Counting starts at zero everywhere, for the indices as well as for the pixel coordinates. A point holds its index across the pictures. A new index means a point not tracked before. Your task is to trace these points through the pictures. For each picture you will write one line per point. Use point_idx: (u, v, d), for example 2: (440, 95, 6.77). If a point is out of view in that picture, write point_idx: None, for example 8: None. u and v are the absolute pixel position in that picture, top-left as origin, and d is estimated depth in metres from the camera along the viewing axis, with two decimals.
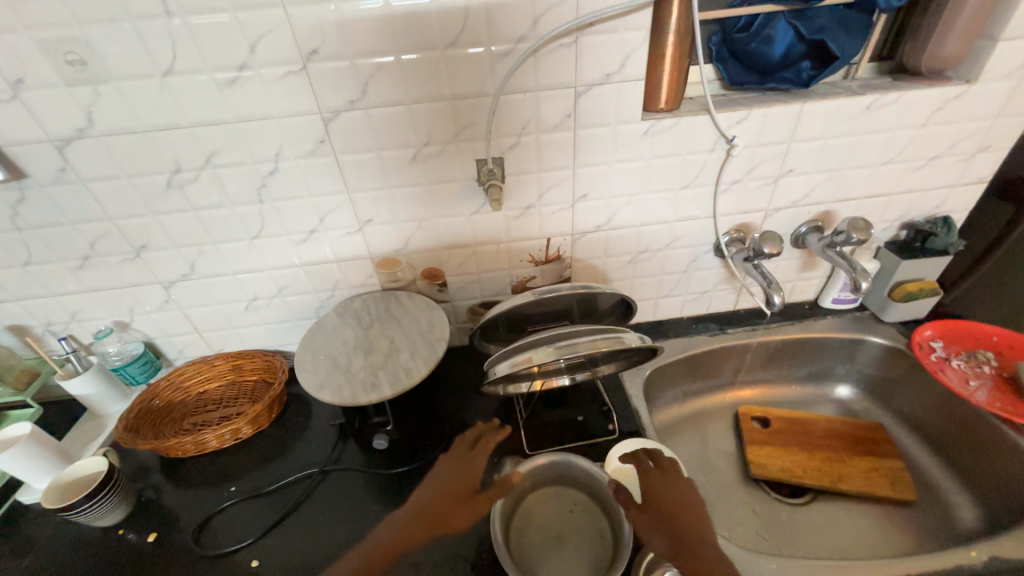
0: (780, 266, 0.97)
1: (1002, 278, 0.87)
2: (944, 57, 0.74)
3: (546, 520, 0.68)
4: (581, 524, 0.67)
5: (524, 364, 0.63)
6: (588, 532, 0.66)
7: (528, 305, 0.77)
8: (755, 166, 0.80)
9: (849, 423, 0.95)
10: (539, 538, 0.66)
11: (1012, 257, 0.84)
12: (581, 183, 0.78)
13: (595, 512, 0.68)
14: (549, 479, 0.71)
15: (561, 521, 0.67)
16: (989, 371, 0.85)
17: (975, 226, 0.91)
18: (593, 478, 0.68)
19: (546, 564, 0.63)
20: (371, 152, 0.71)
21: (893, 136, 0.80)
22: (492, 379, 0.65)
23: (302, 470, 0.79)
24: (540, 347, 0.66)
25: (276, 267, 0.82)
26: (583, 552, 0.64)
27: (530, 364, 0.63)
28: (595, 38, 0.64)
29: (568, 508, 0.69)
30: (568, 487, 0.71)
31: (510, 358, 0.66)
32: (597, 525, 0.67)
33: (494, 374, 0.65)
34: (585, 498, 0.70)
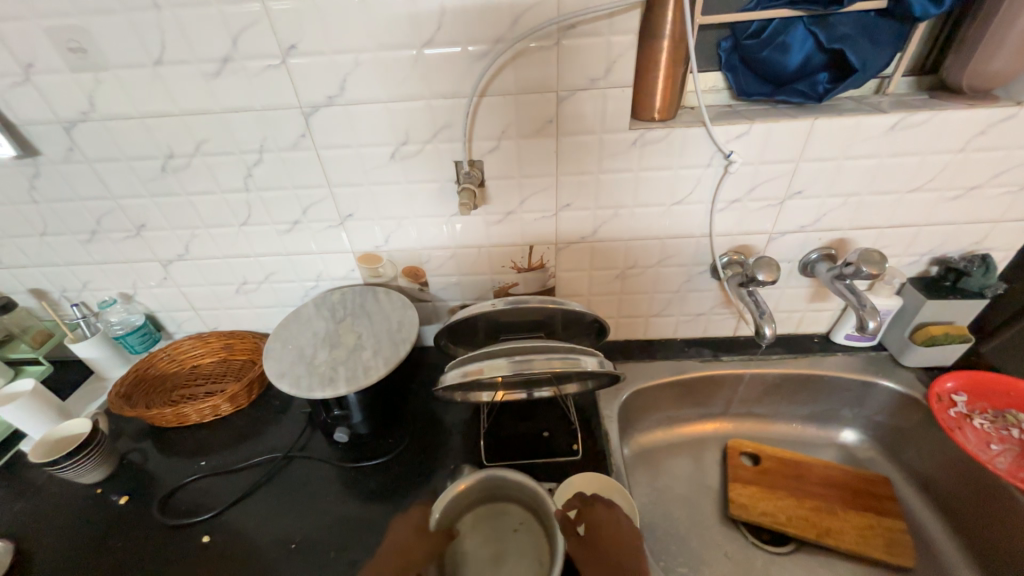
0: (787, 294, 0.89)
1: None
2: (992, 74, 0.65)
3: (487, 538, 0.64)
4: (523, 545, 0.63)
5: (475, 374, 0.61)
6: (529, 553, 0.63)
7: (497, 313, 0.75)
8: (758, 184, 0.74)
9: (849, 471, 0.87)
10: (477, 558, 0.63)
11: None
12: (564, 192, 0.75)
13: (538, 532, 0.64)
14: (495, 492, 0.67)
15: (503, 540, 0.64)
16: (1017, 435, 0.75)
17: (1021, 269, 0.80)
18: (539, 496, 0.63)
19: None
20: (350, 148, 0.71)
21: (923, 161, 0.71)
22: (441, 386, 0.63)
23: (270, 453, 0.82)
24: (495, 358, 0.64)
25: (263, 254, 0.85)
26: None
27: (480, 376, 0.61)
28: (578, 40, 0.61)
29: (512, 525, 0.65)
30: (515, 501, 0.67)
31: (463, 366, 0.64)
32: (540, 547, 0.63)
33: (444, 381, 0.63)
34: (527, 514, 0.66)
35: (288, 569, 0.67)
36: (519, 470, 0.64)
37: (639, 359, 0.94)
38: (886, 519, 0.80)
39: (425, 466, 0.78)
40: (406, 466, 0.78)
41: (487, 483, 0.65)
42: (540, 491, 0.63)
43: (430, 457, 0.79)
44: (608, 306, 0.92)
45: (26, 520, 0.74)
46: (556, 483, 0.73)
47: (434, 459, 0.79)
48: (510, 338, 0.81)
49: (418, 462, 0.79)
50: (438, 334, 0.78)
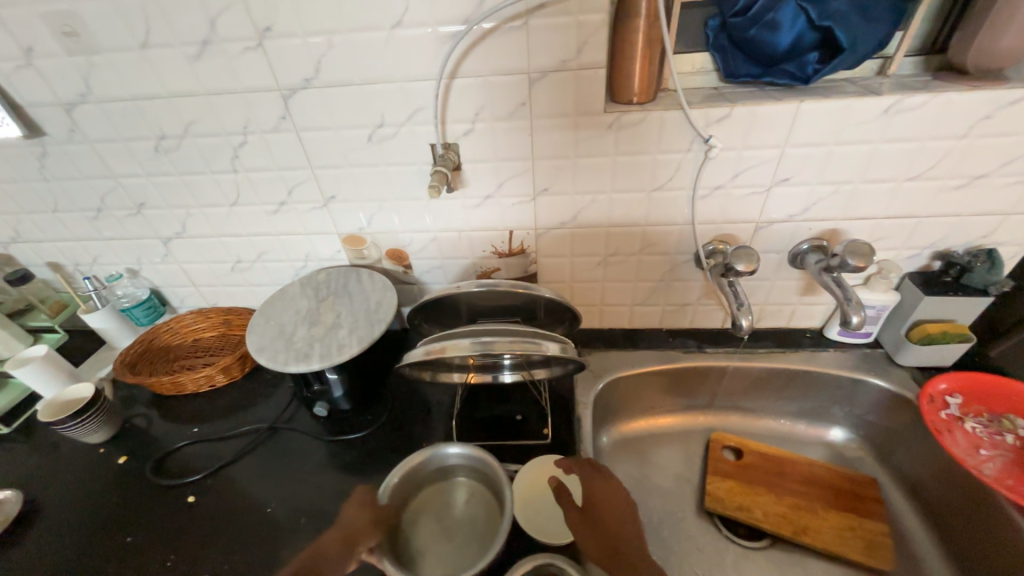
0: (777, 287, 0.86)
1: None
2: (1000, 54, 0.59)
3: (439, 513, 0.68)
4: (474, 516, 0.68)
5: (436, 353, 0.61)
6: (478, 522, 0.67)
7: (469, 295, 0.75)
8: (741, 171, 0.71)
9: (833, 471, 0.85)
10: (430, 532, 0.67)
11: None
12: (540, 176, 0.75)
13: (488, 503, 0.69)
14: (446, 469, 0.72)
15: (454, 514, 0.68)
16: (1011, 441, 0.70)
17: None
18: (486, 466, 0.68)
19: (431, 558, 0.64)
20: (329, 130, 0.72)
21: (922, 147, 0.66)
22: (405, 363, 0.64)
23: (257, 423, 0.86)
24: (459, 339, 0.64)
25: (253, 234, 0.88)
26: (470, 545, 0.65)
27: (441, 355, 0.61)
28: (547, 20, 0.59)
29: (463, 500, 0.70)
30: (465, 478, 0.72)
31: (427, 344, 0.64)
32: (489, 516, 0.68)
33: (407, 358, 0.64)
34: (479, 490, 0.71)
35: (264, 532, 0.71)
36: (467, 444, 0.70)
37: (621, 348, 0.93)
38: (867, 520, 0.78)
39: (400, 443, 0.80)
40: (382, 442, 0.81)
41: (438, 459, 0.70)
42: (485, 461, 0.68)
43: (405, 435, 0.82)
44: (590, 294, 0.91)
45: (38, 473, 0.81)
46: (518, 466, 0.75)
47: (409, 437, 0.81)
48: (485, 321, 0.82)
49: (393, 439, 0.81)
50: (413, 314, 0.79)
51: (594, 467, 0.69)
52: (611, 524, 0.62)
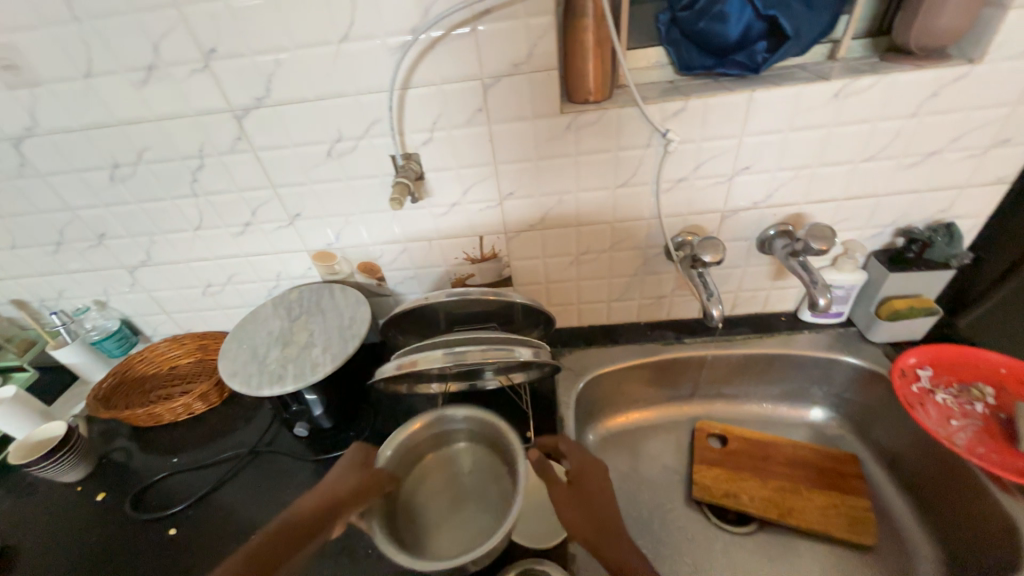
0: (748, 274, 0.87)
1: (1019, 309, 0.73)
2: (940, 33, 0.61)
3: (444, 483, 0.71)
4: (480, 484, 0.70)
5: (408, 367, 0.61)
6: (487, 490, 0.69)
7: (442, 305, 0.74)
8: (702, 162, 0.71)
9: (817, 451, 0.86)
10: (437, 504, 0.68)
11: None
12: (505, 180, 0.74)
13: (494, 471, 0.71)
14: (451, 437, 0.74)
15: (460, 484, 0.70)
16: (981, 410, 0.71)
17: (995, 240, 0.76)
18: (493, 430, 0.70)
19: (438, 529, 0.65)
20: (287, 148, 0.71)
21: (875, 128, 0.67)
22: (378, 378, 0.63)
23: (238, 449, 0.85)
24: (431, 350, 0.64)
25: (221, 256, 0.86)
26: (480, 511, 0.67)
27: (413, 368, 0.61)
28: (494, 26, 0.59)
29: (468, 470, 0.72)
30: (469, 446, 0.74)
31: (400, 358, 0.64)
32: (498, 482, 0.69)
33: (380, 373, 0.63)
34: (484, 461, 0.72)
35: None
36: (470, 408, 0.71)
37: (601, 345, 0.94)
38: (848, 497, 0.79)
39: None
40: None
41: (441, 426, 0.72)
42: (490, 425, 0.70)
43: None
44: (567, 293, 0.91)
45: (12, 518, 0.79)
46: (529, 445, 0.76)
47: None
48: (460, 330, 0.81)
49: None
50: (386, 327, 0.78)
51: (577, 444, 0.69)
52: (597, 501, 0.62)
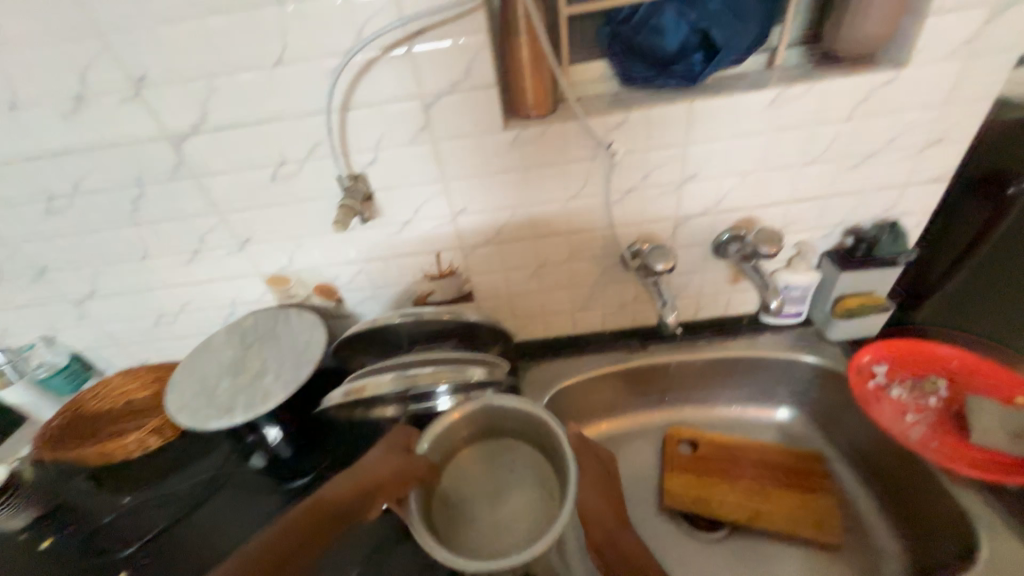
0: (707, 278, 0.87)
1: (988, 281, 0.74)
2: (866, 39, 0.63)
3: (485, 475, 0.68)
4: (524, 485, 0.66)
5: (356, 394, 0.59)
6: (530, 492, 0.65)
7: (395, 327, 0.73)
8: (650, 172, 0.72)
9: (785, 451, 0.86)
10: (476, 495, 0.66)
11: (997, 256, 0.71)
12: (455, 197, 0.74)
13: (541, 475, 0.66)
14: (500, 426, 0.69)
15: (503, 480, 0.67)
16: (934, 404, 0.71)
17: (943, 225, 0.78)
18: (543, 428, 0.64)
19: (473, 521, 0.64)
20: (229, 173, 0.69)
21: (813, 133, 0.69)
22: (326, 407, 0.61)
23: (194, 484, 0.81)
24: (381, 374, 0.62)
25: (169, 285, 0.83)
26: (517, 508, 0.64)
27: (361, 395, 0.59)
28: (429, 45, 0.59)
29: (512, 467, 0.68)
30: (518, 442, 0.69)
31: (349, 384, 0.62)
32: (540, 482, 0.66)
33: (327, 402, 0.61)
34: (532, 461, 0.68)
35: None
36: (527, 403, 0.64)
37: (567, 355, 0.93)
38: (816, 497, 0.79)
39: None
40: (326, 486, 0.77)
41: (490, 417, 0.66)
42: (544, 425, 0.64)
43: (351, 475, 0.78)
44: (529, 305, 0.90)
45: None
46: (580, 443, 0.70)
47: None
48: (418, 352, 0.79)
49: None
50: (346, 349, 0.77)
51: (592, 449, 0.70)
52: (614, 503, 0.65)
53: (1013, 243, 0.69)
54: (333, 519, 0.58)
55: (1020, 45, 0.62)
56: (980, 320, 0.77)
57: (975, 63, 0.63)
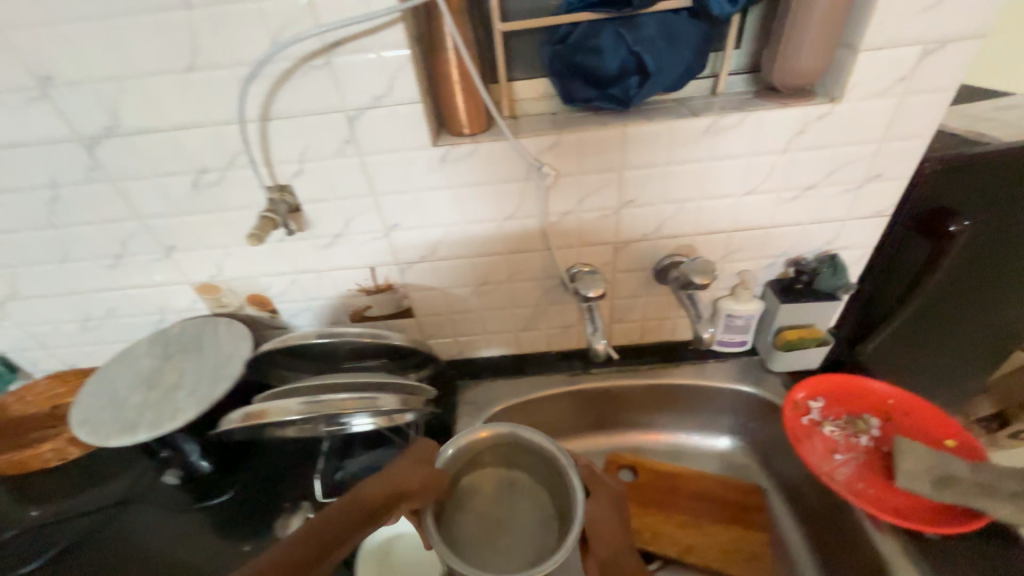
0: (652, 303, 0.86)
1: (944, 290, 0.84)
2: (801, 72, 0.62)
3: (488, 501, 0.67)
4: (527, 517, 0.66)
5: (254, 418, 0.57)
6: (532, 523, 0.65)
7: (313, 346, 0.69)
8: (585, 196, 0.70)
9: (724, 482, 0.83)
10: (478, 520, 0.66)
11: (956, 268, 0.81)
12: (388, 211, 0.71)
13: (543, 507, 0.67)
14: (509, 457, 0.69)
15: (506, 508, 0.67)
16: (865, 443, 0.70)
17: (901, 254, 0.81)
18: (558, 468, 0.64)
19: (473, 547, 0.63)
20: (148, 178, 0.67)
21: (750, 163, 0.68)
22: (224, 428, 0.59)
23: (105, 500, 0.77)
24: (286, 398, 0.60)
25: (93, 290, 0.80)
26: (518, 542, 0.64)
27: (259, 419, 0.57)
28: (349, 58, 0.57)
29: (517, 497, 0.68)
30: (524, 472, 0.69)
31: (252, 405, 0.60)
32: (541, 513, 0.66)
33: (226, 423, 0.59)
34: (538, 492, 0.68)
35: None
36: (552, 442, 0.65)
37: (510, 376, 0.90)
38: (750, 532, 0.77)
39: (259, 506, 0.73)
40: (241, 506, 0.73)
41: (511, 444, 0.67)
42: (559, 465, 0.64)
43: (269, 494, 0.74)
44: (471, 323, 0.88)
45: None
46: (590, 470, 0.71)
47: (270, 497, 0.74)
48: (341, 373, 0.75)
49: (255, 500, 0.74)
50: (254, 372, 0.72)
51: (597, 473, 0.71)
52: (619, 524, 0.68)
53: (968, 253, 0.80)
54: (374, 520, 0.46)
55: (952, 85, 0.61)
56: (936, 325, 0.89)
57: (909, 101, 0.62)
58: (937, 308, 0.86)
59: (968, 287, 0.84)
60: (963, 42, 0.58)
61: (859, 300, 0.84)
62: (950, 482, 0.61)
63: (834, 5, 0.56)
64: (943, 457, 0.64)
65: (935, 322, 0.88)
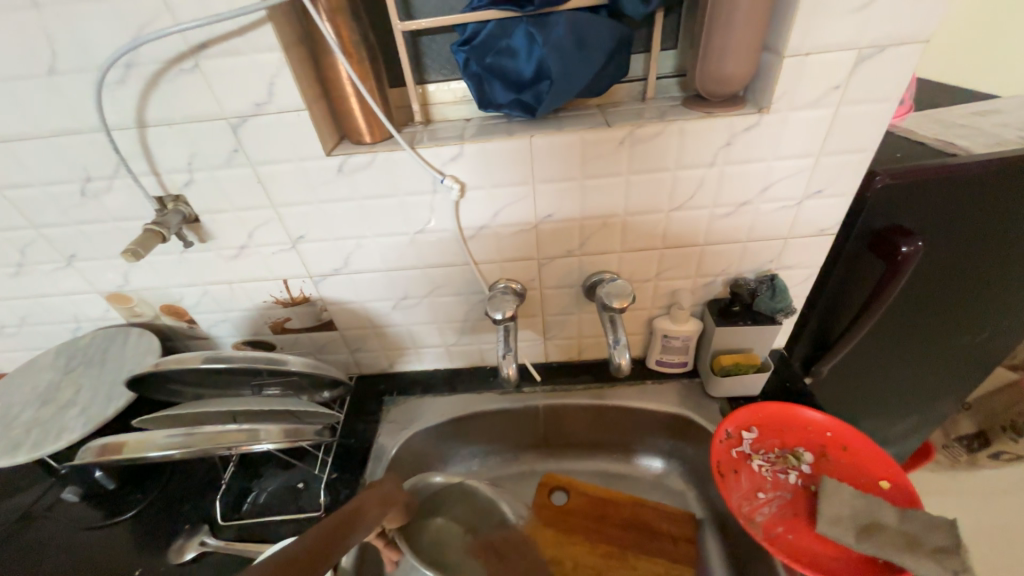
0: (587, 320, 0.81)
1: (906, 308, 0.76)
2: (726, 79, 0.55)
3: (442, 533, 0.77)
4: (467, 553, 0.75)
5: (112, 452, 0.55)
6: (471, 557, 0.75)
7: (201, 370, 0.62)
8: (500, 209, 0.66)
9: (656, 507, 0.79)
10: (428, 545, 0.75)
11: (919, 286, 0.74)
12: (291, 223, 0.67)
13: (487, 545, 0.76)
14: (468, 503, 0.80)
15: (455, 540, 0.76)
16: (793, 481, 0.66)
17: (856, 271, 0.73)
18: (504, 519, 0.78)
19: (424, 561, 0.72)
20: (35, 186, 0.63)
21: (676, 177, 0.62)
22: (77, 462, 0.56)
23: (10, 513, 0.74)
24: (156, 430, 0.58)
25: (2, 297, 0.77)
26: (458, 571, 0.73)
27: (118, 453, 0.55)
28: (220, 61, 0.53)
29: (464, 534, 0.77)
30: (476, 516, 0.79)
31: (113, 436, 0.57)
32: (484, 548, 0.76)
33: (81, 456, 0.56)
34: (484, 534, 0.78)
35: None
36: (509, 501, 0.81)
37: (440, 392, 0.86)
38: (676, 566, 0.72)
39: (158, 526, 0.70)
40: (143, 526, 0.70)
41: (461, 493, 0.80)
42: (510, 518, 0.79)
43: (171, 514, 0.71)
44: (398, 338, 0.84)
45: None
46: (557, 502, 0.80)
47: (171, 517, 0.71)
48: (243, 392, 0.70)
49: (158, 519, 0.71)
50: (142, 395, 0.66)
51: (564, 506, 0.79)
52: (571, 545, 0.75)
53: (930, 271, 0.72)
54: (370, 522, 0.59)
55: (894, 95, 0.55)
56: (897, 346, 0.83)
57: (845, 111, 0.57)
58: (898, 327, 0.79)
59: (931, 306, 0.77)
60: (900, 47, 0.52)
61: (808, 312, 0.79)
62: (873, 531, 0.56)
63: (754, 5, 0.50)
64: (870, 502, 0.59)
65: (896, 343, 0.82)
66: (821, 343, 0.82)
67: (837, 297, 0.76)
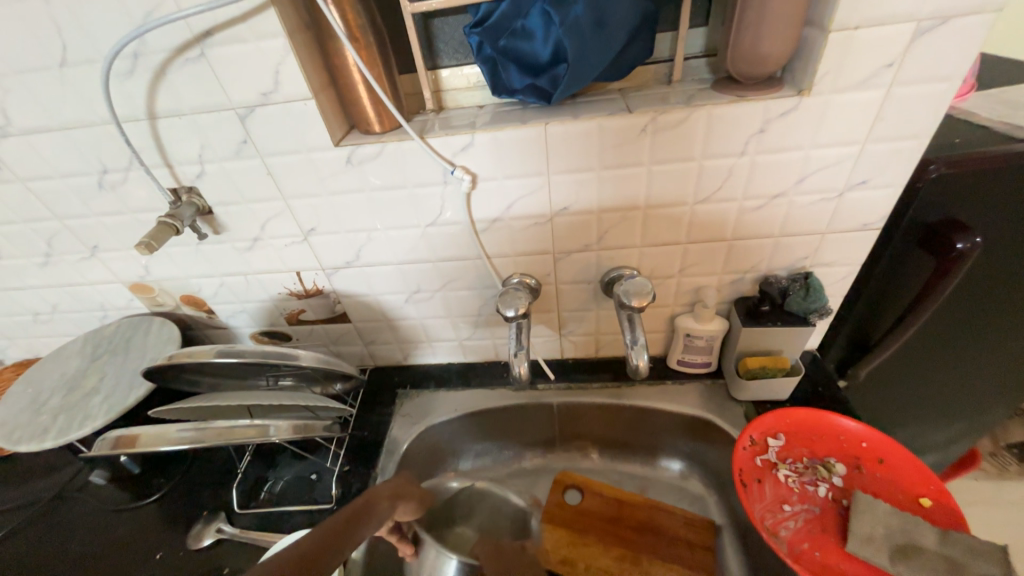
0: (604, 316, 0.78)
1: (956, 309, 0.70)
2: (760, 58, 0.50)
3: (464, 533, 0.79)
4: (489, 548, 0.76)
5: (126, 445, 0.56)
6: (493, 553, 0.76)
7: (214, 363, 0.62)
8: (513, 201, 0.63)
9: (674, 513, 0.76)
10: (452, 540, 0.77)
11: (973, 285, 0.67)
12: (302, 215, 0.66)
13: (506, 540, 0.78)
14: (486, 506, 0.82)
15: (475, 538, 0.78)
16: (822, 494, 0.62)
17: (905, 268, 0.67)
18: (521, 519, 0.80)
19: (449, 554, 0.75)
20: (56, 179, 0.64)
21: (702, 167, 0.58)
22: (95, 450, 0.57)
23: (46, 492, 0.78)
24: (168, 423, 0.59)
25: (35, 286, 0.80)
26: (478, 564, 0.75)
27: (130, 447, 0.56)
28: (224, 49, 0.51)
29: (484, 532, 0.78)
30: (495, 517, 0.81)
31: (128, 428, 0.58)
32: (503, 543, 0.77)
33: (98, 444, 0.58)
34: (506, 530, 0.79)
35: None
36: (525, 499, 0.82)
37: (453, 387, 0.85)
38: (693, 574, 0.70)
39: (178, 511, 0.72)
40: (164, 510, 0.73)
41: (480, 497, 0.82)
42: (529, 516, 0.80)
43: (190, 500, 0.73)
44: (411, 331, 0.83)
45: None
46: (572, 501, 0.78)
47: (190, 503, 0.73)
48: (256, 384, 0.70)
49: (178, 504, 0.73)
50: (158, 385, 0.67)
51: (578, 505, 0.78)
52: (586, 545, 0.73)
53: (989, 269, 0.66)
54: (379, 515, 0.57)
55: (956, 74, 0.49)
56: (945, 349, 0.76)
57: (897, 93, 0.51)
58: (947, 329, 0.73)
59: (987, 306, 0.70)
60: (966, 18, 0.45)
61: (848, 310, 0.73)
62: (909, 554, 0.52)
63: None
64: (908, 522, 0.55)
65: (943, 347, 0.75)
66: (859, 343, 0.76)
67: (881, 295, 0.70)
